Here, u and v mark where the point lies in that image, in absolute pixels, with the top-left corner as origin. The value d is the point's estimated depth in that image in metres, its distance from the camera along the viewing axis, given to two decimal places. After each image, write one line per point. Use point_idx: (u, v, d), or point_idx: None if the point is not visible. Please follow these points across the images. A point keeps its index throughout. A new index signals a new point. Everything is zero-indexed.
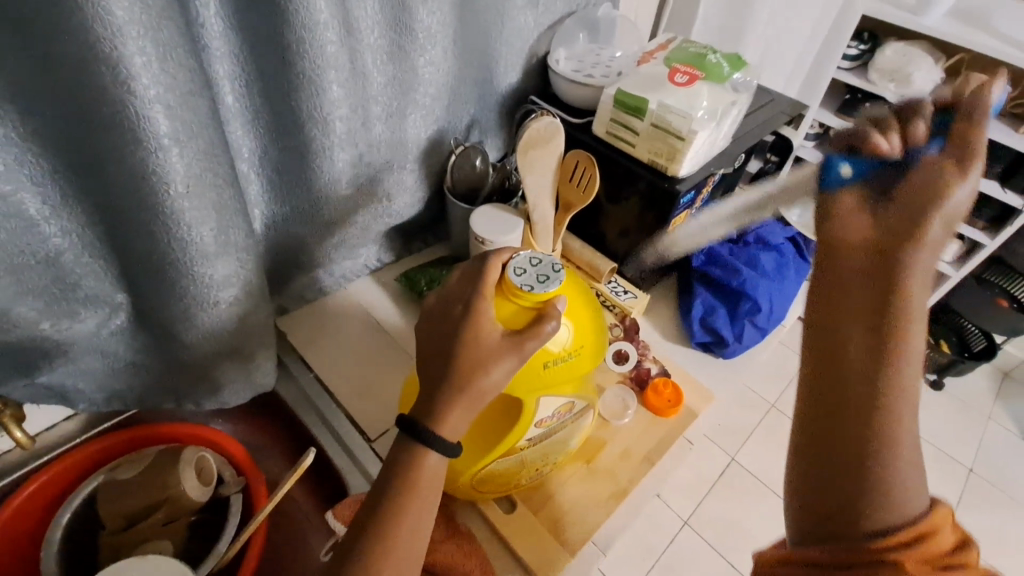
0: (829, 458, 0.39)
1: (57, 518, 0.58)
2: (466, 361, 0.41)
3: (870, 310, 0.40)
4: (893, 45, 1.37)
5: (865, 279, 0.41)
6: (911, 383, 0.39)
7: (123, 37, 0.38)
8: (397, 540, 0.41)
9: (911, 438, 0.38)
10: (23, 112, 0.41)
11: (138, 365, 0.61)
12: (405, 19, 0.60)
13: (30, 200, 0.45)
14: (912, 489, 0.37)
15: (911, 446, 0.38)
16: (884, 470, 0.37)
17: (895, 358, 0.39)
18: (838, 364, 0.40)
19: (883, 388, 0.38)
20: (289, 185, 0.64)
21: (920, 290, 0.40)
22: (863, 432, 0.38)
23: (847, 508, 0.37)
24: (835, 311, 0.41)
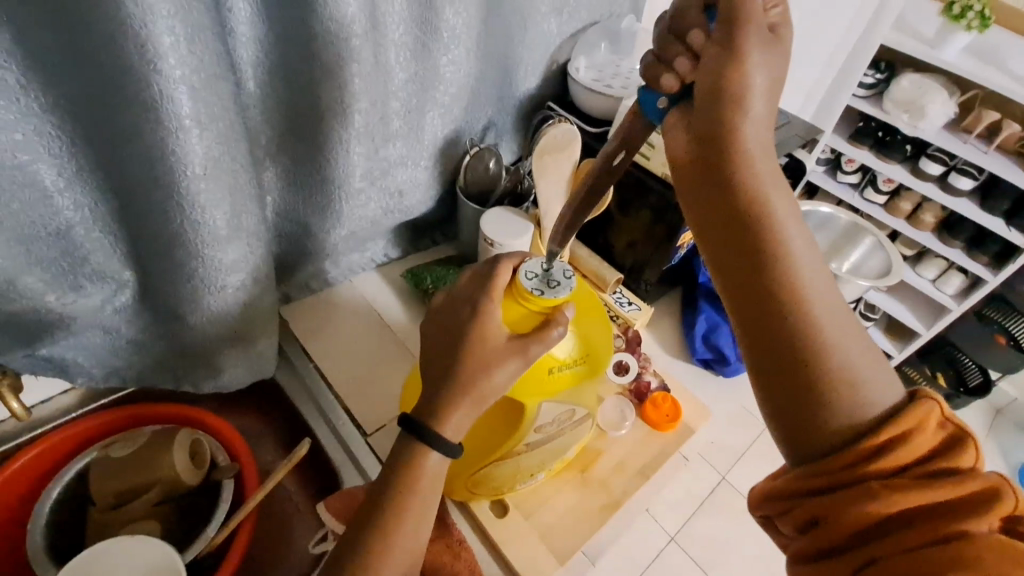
0: (772, 378, 0.38)
1: (47, 491, 0.58)
2: (472, 363, 0.41)
3: (746, 227, 0.39)
4: (910, 76, 1.38)
5: (720, 195, 0.40)
6: (817, 277, 0.38)
7: (152, 14, 0.38)
8: (391, 536, 0.41)
9: (840, 329, 0.38)
10: (46, 84, 0.41)
11: (139, 343, 0.61)
12: (430, 17, 0.60)
13: (46, 171, 0.45)
14: (853, 377, 0.37)
15: (842, 337, 0.38)
16: (824, 376, 0.37)
17: (790, 263, 0.38)
18: (756, 284, 0.38)
19: (793, 293, 0.38)
20: (303, 175, 0.64)
21: (776, 191, 0.39)
22: (788, 341, 0.37)
23: (805, 424, 0.38)
24: (723, 233, 0.40)
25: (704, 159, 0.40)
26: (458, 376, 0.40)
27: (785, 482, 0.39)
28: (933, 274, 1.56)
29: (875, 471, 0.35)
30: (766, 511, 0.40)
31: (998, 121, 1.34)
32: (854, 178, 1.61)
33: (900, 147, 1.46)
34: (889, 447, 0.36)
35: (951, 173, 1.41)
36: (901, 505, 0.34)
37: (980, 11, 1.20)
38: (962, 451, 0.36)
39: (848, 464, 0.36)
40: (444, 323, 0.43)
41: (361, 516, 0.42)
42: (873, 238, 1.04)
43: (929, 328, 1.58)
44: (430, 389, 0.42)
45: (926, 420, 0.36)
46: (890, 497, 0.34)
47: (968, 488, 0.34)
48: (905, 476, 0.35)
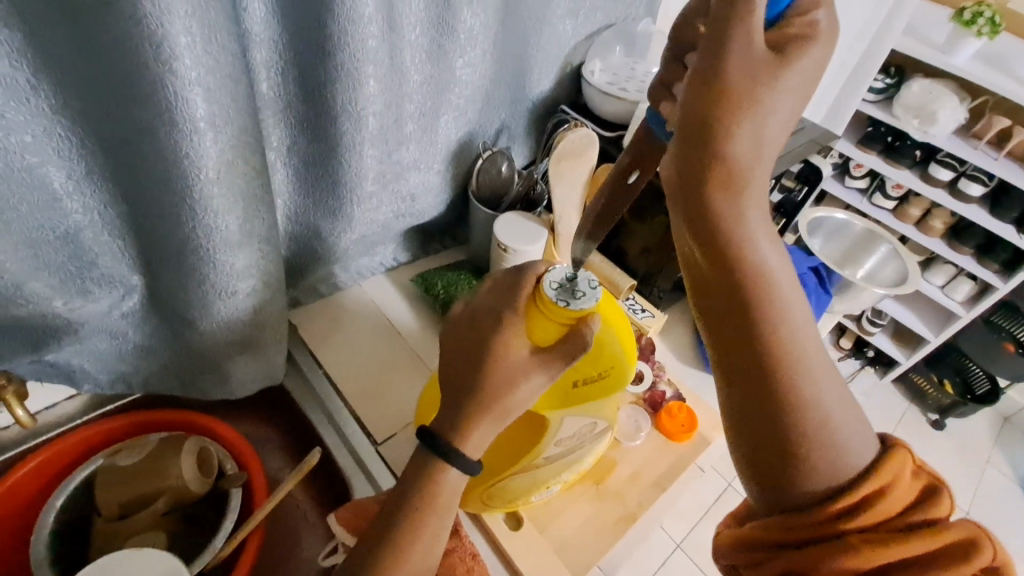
0: (747, 429, 0.36)
1: (51, 501, 0.57)
2: (496, 377, 0.39)
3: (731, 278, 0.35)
4: (920, 81, 1.36)
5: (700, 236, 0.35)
6: (800, 325, 0.36)
7: (169, 14, 0.37)
8: (410, 553, 0.40)
9: (822, 382, 0.35)
10: (56, 85, 0.40)
11: (146, 348, 0.60)
12: (448, 18, 0.59)
13: (55, 174, 0.44)
14: (831, 433, 0.35)
15: (823, 396, 0.35)
16: (803, 439, 0.34)
17: (773, 313, 0.35)
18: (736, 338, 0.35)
19: (775, 346, 0.35)
20: (314, 177, 0.63)
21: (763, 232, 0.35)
22: (768, 406, 0.35)
23: (780, 476, 0.35)
24: (704, 278, 0.36)
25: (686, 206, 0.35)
26: (481, 390, 0.39)
27: (756, 533, 0.36)
28: (941, 280, 1.55)
29: (854, 524, 0.33)
30: (731, 560, 0.38)
31: (1009, 127, 1.33)
32: (862, 183, 1.60)
33: (910, 152, 1.44)
34: (865, 499, 0.34)
35: (961, 179, 1.39)
36: (881, 558, 0.32)
37: (991, 18, 1.18)
38: (937, 501, 0.35)
39: (824, 518, 0.34)
40: (465, 333, 0.42)
41: (376, 533, 0.41)
42: (888, 246, 1.03)
43: (937, 335, 1.57)
44: (450, 401, 0.40)
45: (901, 469, 0.35)
46: (871, 551, 0.32)
47: (944, 539, 0.33)
48: (883, 528, 0.33)
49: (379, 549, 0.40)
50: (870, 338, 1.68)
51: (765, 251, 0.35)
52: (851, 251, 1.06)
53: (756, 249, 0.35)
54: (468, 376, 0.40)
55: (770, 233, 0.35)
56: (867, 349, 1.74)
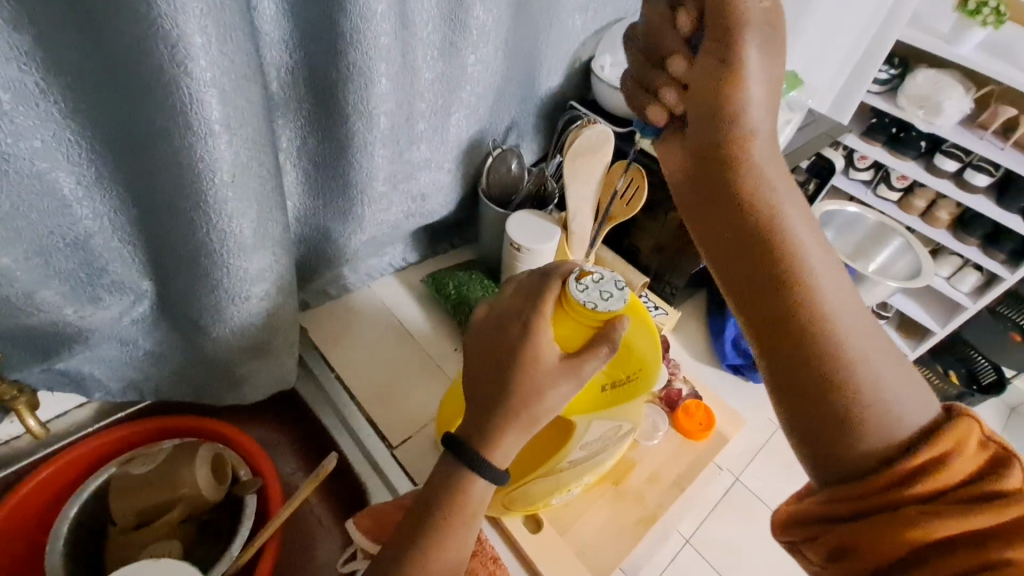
0: (788, 381, 0.39)
1: (65, 512, 0.56)
2: (524, 383, 0.38)
3: (750, 228, 0.42)
4: (925, 71, 1.35)
5: (723, 205, 0.44)
6: (832, 288, 0.40)
7: (184, 13, 0.35)
8: (437, 564, 0.39)
9: (856, 334, 0.38)
10: (68, 88, 0.39)
11: (157, 355, 0.59)
12: (460, 15, 0.58)
13: (65, 179, 0.43)
14: (867, 379, 0.37)
15: (856, 338, 0.38)
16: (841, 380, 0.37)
17: (803, 263, 0.40)
18: (761, 283, 0.41)
19: (807, 291, 0.39)
20: (324, 178, 0.62)
21: (789, 210, 0.43)
22: (800, 343, 0.38)
23: (828, 424, 0.37)
24: (732, 231, 0.43)
25: (705, 180, 0.47)
26: (509, 396, 0.38)
27: (810, 507, 0.38)
28: (948, 272, 1.55)
29: (913, 496, 0.34)
30: (791, 537, 0.39)
31: (1015, 117, 1.32)
32: (867, 175, 1.59)
33: (915, 143, 1.43)
34: (926, 468, 0.35)
35: (967, 169, 1.39)
36: (942, 530, 0.33)
37: (996, 7, 1.16)
38: (1009, 471, 0.34)
39: (878, 489, 0.35)
40: (490, 338, 0.41)
41: (401, 542, 0.40)
42: (901, 239, 1.02)
43: (943, 326, 1.58)
44: (477, 408, 0.39)
45: (966, 436, 0.35)
46: (929, 522, 0.33)
47: (1013, 513, 0.32)
48: (944, 497, 0.34)
49: (407, 561, 0.39)
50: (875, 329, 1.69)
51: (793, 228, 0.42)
52: (864, 244, 1.05)
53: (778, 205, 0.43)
54: (496, 381, 0.39)
55: (789, 194, 0.44)
56: None
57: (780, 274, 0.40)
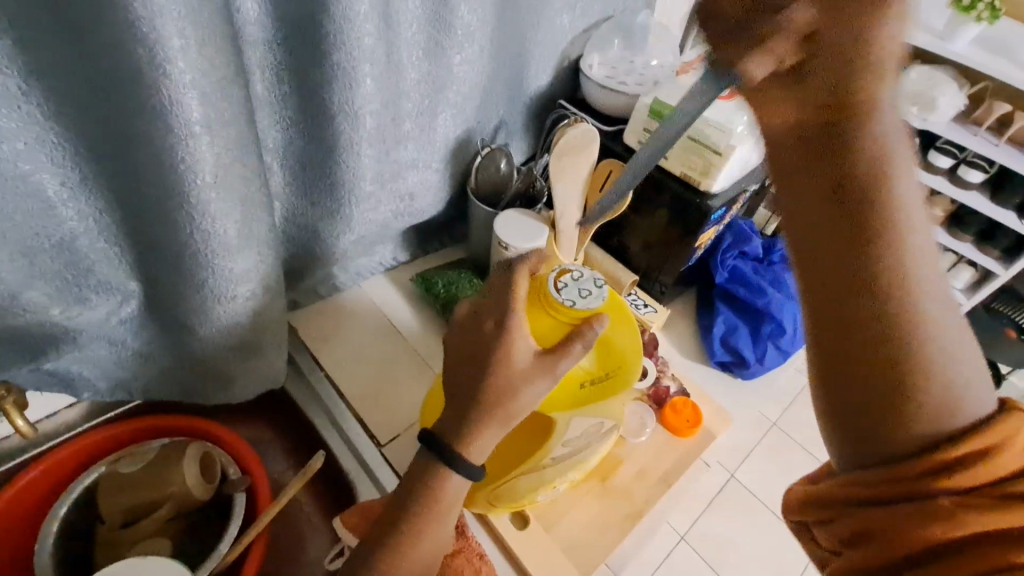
0: (839, 370, 0.32)
1: (54, 511, 0.56)
2: (500, 380, 0.39)
3: (843, 170, 0.31)
4: (919, 68, 1.35)
5: (826, 152, 0.31)
6: (923, 257, 0.31)
7: (162, 16, 0.36)
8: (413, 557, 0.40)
9: (934, 308, 0.31)
10: (49, 92, 0.39)
11: (146, 354, 0.59)
12: (444, 15, 0.58)
13: (49, 181, 0.43)
14: (936, 368, 0.31)
15: (937, 317, 0.31)
16: (907, 364, 0.31)
17: (902, 220, 0.30)
18: (850, 247, 0.31)
19: (892, 259, 0.30)
20: (311, 179, 0.62)
21: (906, 162, 0.31)
22: (873, 319, 0.31)
23: (880, 415, 0.31)
24: (821, 175, 0.31)
25: (808, 139, 0.31)
26: (485, 393, 0.39)
27: (830, 490, 0.35)
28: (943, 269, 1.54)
29: (948, 486, 0.30)
30: (804, 517, 0.37)
31: (1009, 113, 1.32)
32: None
33: None
34: (968, 461, 0.30)
35: (962, 166, 1.39)
36: (976, 524, 0.29)
37: (990, 3, 1.16)
38: None
39: (914, 475, 0.31)
40: (467, 334, 0.41)
41: (379, 537, 0.40)
42: None
43: None
44: (453, 404, 0.40)
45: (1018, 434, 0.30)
46: (962, 517, 0.29)
47: None
48: (979, 493, 0.29)
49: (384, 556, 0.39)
50: None
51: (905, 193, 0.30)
52: None
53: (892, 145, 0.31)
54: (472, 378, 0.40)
55: (906, 143, 0.31)
56: None
57: (869, 234, 0.30)
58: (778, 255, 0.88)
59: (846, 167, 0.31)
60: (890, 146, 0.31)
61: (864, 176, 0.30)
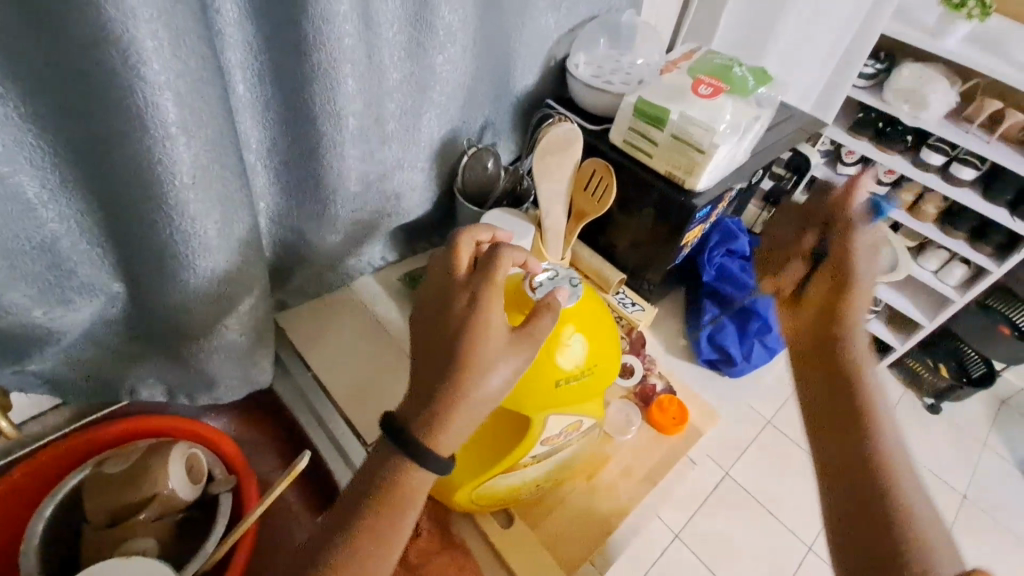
0: (828, 492, 0.47)
1: (39, 512, 0.56)
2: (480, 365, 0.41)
3: (858, 423, 0.48)
4: (910, 66, 1.35)
5: (829, 380, 0.52)
6: (910, 483, 0.45)
7: (135, 18, 0.36)
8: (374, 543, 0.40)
9: (926, 506, 0.43)
10: (25, 94, 0.39)
11: (133, 356, 0.60)
12: (425, 15, 0.58)
13: (28, 183, 0.43)
14: (922, 523, 0.42)
15: (918, 509, 0.43)
16: (888, 503, 0.43)
17: (891, 471, 0.45)
18: (859, 476, 0.45)
19: (903, 528, 0.41)
20: (296, 180, 0.62)
21: (888, 428, 0.48)
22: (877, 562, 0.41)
23: (865, 533, 0.43)
24: (830, 412, 0.50)
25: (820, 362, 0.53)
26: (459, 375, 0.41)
27: None
28: (935, 266, 1.55)
29: None
30: None
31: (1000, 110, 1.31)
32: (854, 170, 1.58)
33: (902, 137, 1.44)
34: None
35: (954, 163, 1.39)
36: None
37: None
38: None
39: None
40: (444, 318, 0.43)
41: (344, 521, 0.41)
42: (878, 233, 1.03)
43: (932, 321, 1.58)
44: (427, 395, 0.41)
45: None
46: None
47: None
48: None
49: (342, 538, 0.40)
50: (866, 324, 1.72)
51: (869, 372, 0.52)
52: None
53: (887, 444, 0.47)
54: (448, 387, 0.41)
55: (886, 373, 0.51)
56: None
57: (874, 473, 0.45)
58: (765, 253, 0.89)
59: (838, 372, 0.52)
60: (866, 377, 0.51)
61: (858, 418, 0.49)
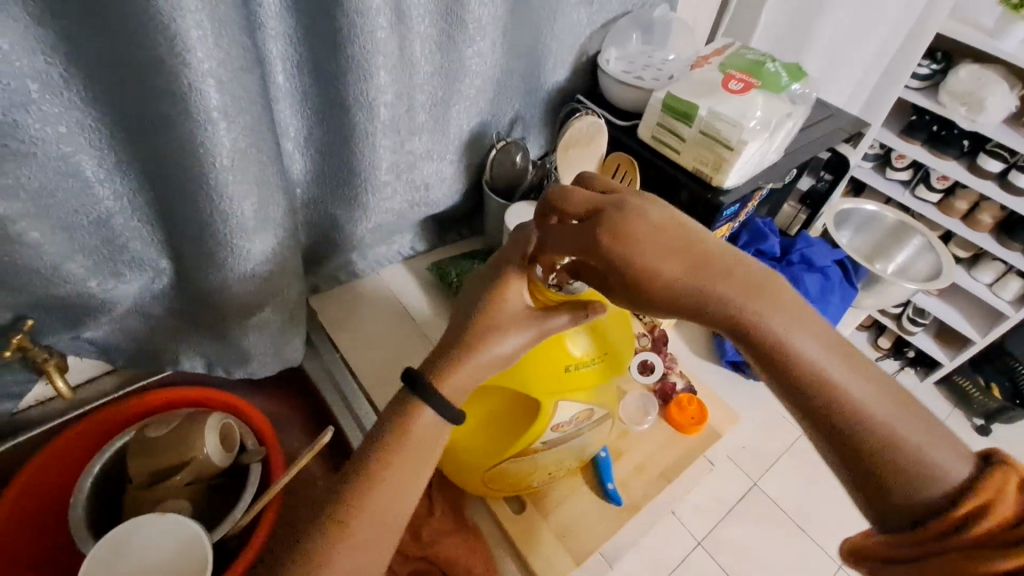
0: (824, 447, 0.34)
1: (90, 467, 0.61)
2: (479, 323, 0.44)
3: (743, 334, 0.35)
4: (969, 65, 1.27)
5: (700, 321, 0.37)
6: (827, 358, 0.34)
7: (181, 9, 0.39)
8: (376, 524, 0.41)
9: (853, 378, 0.34)
10: (86, 78, 0.43)
11: (175, 328, 0.64)
12: (456, 9, 0.60)
13: (88, 163, 0.47)
14: (862, 416, 0.33)
15: (832, 372, 0.34)
16: (846, 406, 0.33)
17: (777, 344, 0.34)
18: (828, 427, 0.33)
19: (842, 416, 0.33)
20: (330, 168, 0.65)
21: (763, 305, 0.35)
22: (842, 433, 0.33)
23: (837, 442, 0.33)
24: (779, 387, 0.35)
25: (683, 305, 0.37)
26: (461, 357, 0.44)
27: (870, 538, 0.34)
28: (990, 278, 1.46)
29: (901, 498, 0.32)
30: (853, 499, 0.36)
31: None
32: (905, 175, 1.51)
33: (957, 142, 1.36)
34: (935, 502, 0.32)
35: (1013, 170, 1.30)
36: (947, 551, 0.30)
37: None
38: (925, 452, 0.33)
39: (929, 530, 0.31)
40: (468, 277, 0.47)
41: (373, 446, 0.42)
42: (921, 238, 1.09)
43: (984, 336, 1.50)
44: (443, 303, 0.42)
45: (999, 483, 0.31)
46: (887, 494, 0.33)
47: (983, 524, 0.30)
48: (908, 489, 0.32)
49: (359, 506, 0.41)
50: (911, 337, 1.64)
51: (777, 331, 0.35)
52: (881, 240, 1.14)
53: (764, 321, 0.35)
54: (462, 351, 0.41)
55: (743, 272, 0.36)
56: (908, 349, 1.69)
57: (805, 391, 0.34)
58: (798, 255, 0.87)
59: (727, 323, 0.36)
60: (763, 318, 0.35)
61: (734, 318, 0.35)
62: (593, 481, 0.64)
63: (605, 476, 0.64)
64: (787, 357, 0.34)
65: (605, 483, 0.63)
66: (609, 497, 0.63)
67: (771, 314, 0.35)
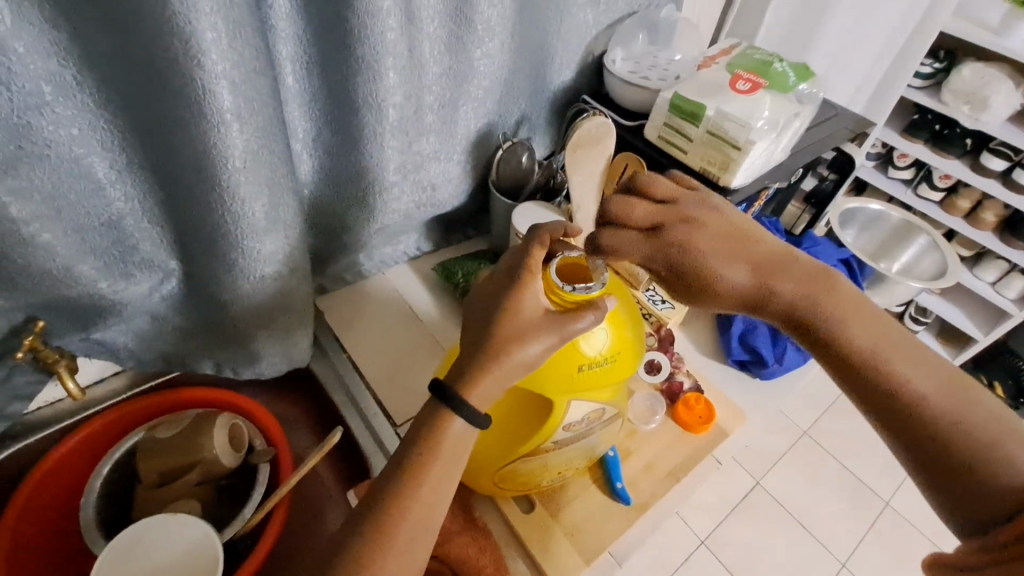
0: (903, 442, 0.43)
1: (99, 468, 0.61)
2: (501, 329, 0.44)
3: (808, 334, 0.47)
4: (972, 64, 1.27)
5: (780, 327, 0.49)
6: (916, 370, 0.43)
7: (196, 11, 0.39)
8: (422, 532, 0.42)
9: (930, 376, 0.43)
10: (98, 79, 0.43)
11: (184, 329, 0.64)
12: (465, 9, 0.60)
13: (99, 164, 0.48)
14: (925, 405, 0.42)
15: (909, 371, 0.43)
16: (918, 400, 0.42)
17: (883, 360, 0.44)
18: (895, 417, 0.43)
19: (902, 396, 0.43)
20: (338, 169, 0.65)
21: (836, 316, 0.46)
22: (917, 426, 0.42)
23: (912, 428, 0.42)
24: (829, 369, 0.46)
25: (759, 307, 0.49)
26: (480, 361, 0.44)
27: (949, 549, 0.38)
28: (992, 277, 1.47)
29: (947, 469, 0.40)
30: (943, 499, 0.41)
31: None
32: (907, 174, 1.51)
33: (960, 140, 1.36)
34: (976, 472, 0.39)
35: (1016, 169, 1.30)
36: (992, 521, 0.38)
37: None
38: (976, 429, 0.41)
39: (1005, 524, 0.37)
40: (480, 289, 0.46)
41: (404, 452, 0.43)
42: (927, 237, 1.09)
43: (987, 334, 1.50)
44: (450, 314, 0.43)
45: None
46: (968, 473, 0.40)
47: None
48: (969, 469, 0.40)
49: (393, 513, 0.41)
50: None
51: (838, 324, 0.46)
52: (887, 240, 1.15)
53: (829, 327, 0.46)
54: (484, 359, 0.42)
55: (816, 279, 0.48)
56: None
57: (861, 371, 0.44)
58: (803, 254, 0.87)
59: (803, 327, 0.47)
60: (828, 325, 0.46)
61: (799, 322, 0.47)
62: (603, 481, 0.64)
63: (614, 475, 0.64)
64: (847, 351, 0.45)
65: (614, 482, 0.63)
66: (618, 497, 0.63)
67: (843, 322, 0.45)
